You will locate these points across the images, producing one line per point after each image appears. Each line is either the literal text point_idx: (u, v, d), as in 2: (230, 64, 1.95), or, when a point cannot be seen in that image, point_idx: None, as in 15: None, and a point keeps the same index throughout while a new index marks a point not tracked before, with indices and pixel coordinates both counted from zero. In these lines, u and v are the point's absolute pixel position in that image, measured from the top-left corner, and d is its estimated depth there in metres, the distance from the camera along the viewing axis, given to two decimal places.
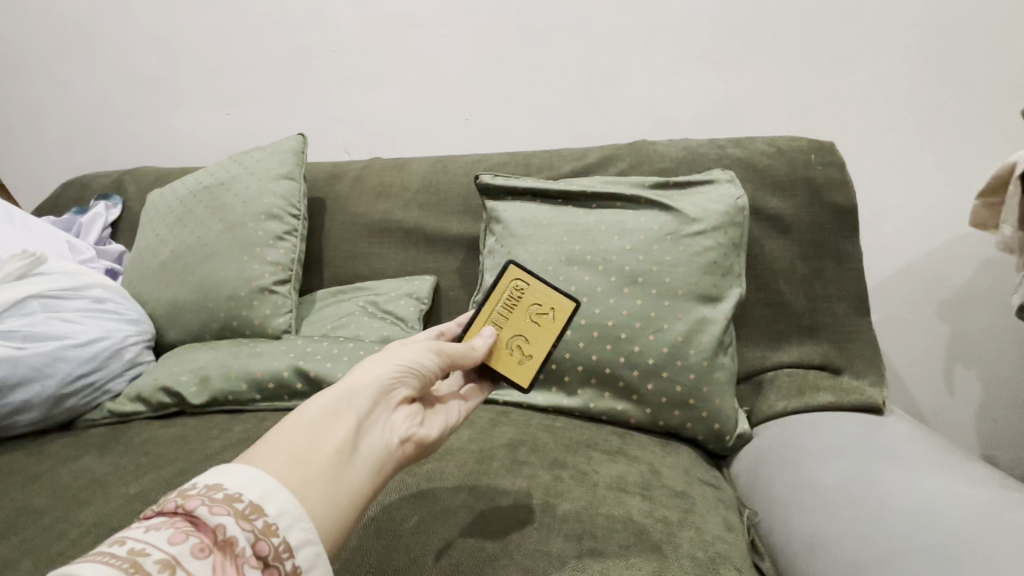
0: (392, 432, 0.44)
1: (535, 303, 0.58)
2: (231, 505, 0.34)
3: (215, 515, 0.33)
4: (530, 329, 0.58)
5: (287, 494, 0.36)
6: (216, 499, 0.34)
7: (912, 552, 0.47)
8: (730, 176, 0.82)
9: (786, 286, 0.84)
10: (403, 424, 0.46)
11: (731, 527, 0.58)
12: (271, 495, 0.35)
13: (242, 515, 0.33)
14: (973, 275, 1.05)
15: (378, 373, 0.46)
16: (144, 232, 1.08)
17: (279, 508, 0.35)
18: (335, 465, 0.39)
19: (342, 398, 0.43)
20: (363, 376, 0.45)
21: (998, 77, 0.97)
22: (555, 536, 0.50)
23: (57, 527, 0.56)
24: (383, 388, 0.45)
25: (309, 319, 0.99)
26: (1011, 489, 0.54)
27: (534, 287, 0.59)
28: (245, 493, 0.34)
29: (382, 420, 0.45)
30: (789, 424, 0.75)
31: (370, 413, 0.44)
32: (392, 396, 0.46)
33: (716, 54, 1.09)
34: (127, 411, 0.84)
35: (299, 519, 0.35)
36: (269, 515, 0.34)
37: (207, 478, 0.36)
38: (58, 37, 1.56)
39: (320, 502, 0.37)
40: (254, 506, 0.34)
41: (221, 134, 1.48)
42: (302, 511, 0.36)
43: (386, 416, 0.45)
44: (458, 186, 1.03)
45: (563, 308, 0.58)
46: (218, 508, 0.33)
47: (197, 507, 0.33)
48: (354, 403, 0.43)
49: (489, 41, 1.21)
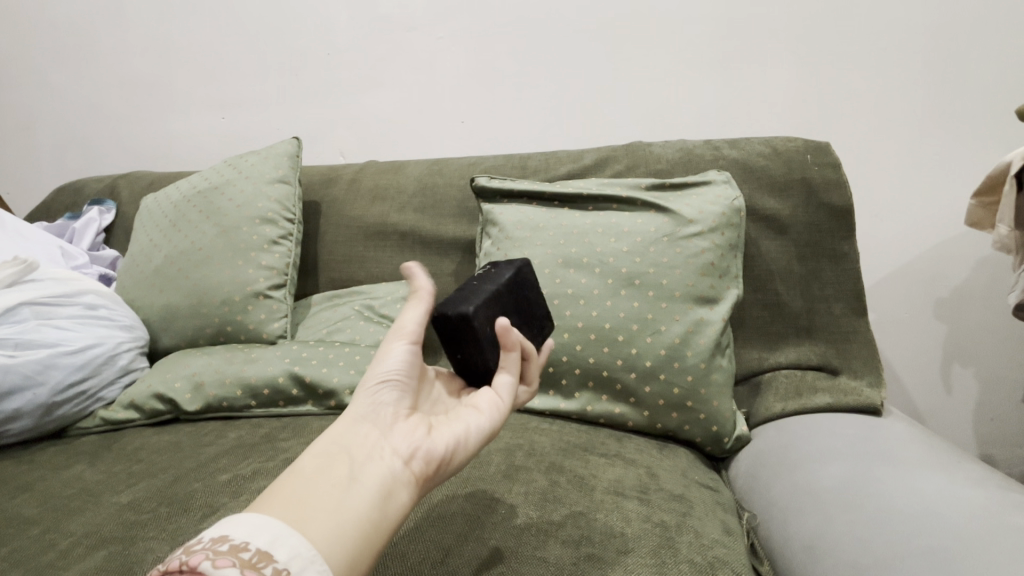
0: (392, 456, 0.43)
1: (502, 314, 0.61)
2: (236, 555, 0.33)
3: (220, 567, 0.32)
4: None
5: (296, 537, 0.36)
6: (220, 552, 0.33)
7: (911, 556, 0.47)
8: (726, 177, 0.82)
9: (783, 287, 0.84)
10: (403, 441, 0.45)
11: (729, 531, 0.58)
12: (279, 541, 0.35)
13: (248, 564, 0.33)
14: (970, 274, 1.05)
15: (363, 405, 0.47)
16: (137, 238, 1.07)
17: (289, 553, 0.34)
18: (334, 503, 0.39)
19: (330, 440, 0.44)
20: (349, 414, 0.46)
21: (991, 77, 0.97)
22: (553, 542, 0.50)
23: (47, 538, 0.55)
24: (370, 416, 0.46)
25: (304, 324, 0.99)
26: (1011, 490, 0.54)
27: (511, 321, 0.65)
28: (250, 543, 0.34)
29: (380, 446, 0.44)
30: (787, 426, 0.74)
31: (362, 442, 0.44)
32: (382, 419, 0.46)
33: (711, 55, 1.09)
34: (121, 418, 0.83)
35: (312, 562, 0.35)
36: (277, 561, 0.34)
37: (212, 532, 0.35)
38: (49, 43, 1.55)
39: (323, 540, 0.37)
40: (261, 554, 0.34)
41: (215, 139, 1.48)
42: (314, 553, 0.35)
43: (383, 438, 0.45)
44: (454, 189, 1.02)
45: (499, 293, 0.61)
46: (222, 561, 0.33)
47: (200, 562, 0.32)
48: (343, 438, 0.44)
49: (483, 42, 1.21)
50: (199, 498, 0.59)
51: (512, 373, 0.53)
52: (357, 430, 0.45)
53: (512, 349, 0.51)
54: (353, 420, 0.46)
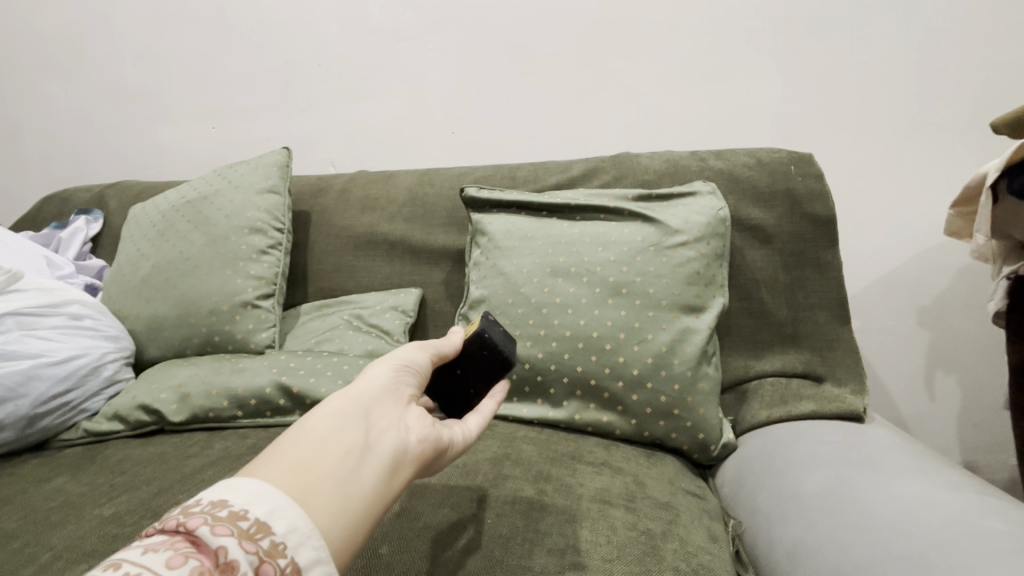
0: (406, 435, 0.43)
1: None
2: (236, 524, 0.32)
3: (218, 535, 0.31)
4: None
5: (295, 509, 0.34)
6: (220, 517, 0.32)
7: (889, 561, 0.47)
8: (711, 188, 0.84)
9: (768, 295, 0.85)
10: (415, 424, 0.44)
11: (715, 538, 0.59)
12: (279, 512, 0.34)
13: (247, 535, 0.32)
14: (950, 283, 1.07)
15: (383, 374, 0.46)
16: (123, 248, 1.06)
17: (287, 526, 0.33)
18: (343, 469, 0.38)
19: (350, 399, 0.42)
20: (368, 378, 0.45)
21: (967, 91, 1.00)
22: (538, 552, 0.50)
23: (27, 551, 0.54)
24: (390, 388, 0.45)
25: (292, 334, 0.98)
26: (988, 495, 0.55)
27: None
28: (251, 510, 0.33)
29: (396, 420, 0.43)
30: (772, 433, 0.75)
31: (379, 411, 0.43)
32: (401, 395, 0.45)
33: (698, 69, 1.11)
34: (105, 430, 0.82)
35: (309, 537, 0.34)
36: (275, 534, 0.33)
37: (211, 493, 0.34)
38: (40, 52, 1.55)
39: (324, 510, 0.36)
40: (260, 525, 0.32)
41: (204, 148, 1.47)
42: (312, 529, 0.34)
43: (399, 415, 0.44)
44: (444, 199, 1.03)
45: None
46: (221, 529, 0.31)
47: (199, 526, 0.31)
48: (364, 400, 0.42)
49: (473, 55, 1.22)
50: None
51: (482, 419, 0.52)
52: (378, 394, 0.44)
53: (496, 396, 0.54)
54: (372, 386, 0.44)
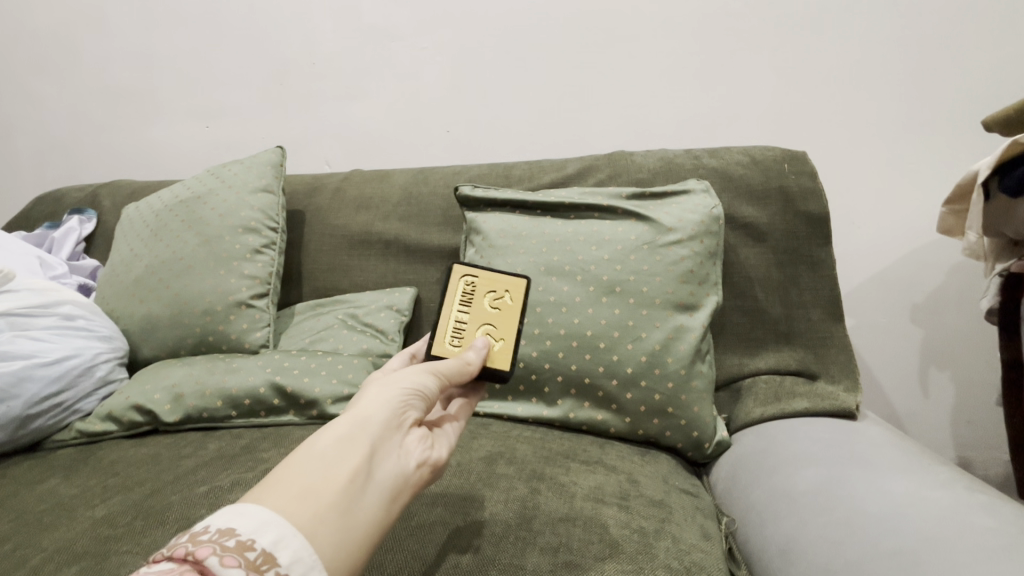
0: (407, 461, 0.42)
1: (490, 291, 0.59)
2: (243, 554, 0.30)
3: (226, 566, 0.30)
4: (493, 314, 0.58)
5: (300, 539, 0.33)
6: (228, 548, 0.30)
7: (878, 557, 0.48)
8: (705, 186, 0.84)
9: (762, 293, 0.86)
10: (415, 449, 0.43)
11: (708, 535, 0.59)
12: (284, 542, 0.32)
13: (253, 566, 0.30)
14: (944, 280, 1.07)
15: (391, 394, 0.44)
16: (117, 247, 1.06)
17: (292, 556, 0.32)
18: (348, 497, 0.36)
19: (357, 422, 0.40)
20: (376, 400, 0.43)
21: (960, 89, 1.00)
22: (530, 550, 0.50)
23: (18, 553, 0.54)
24: (398, 409, 0.43)
25: (287, 333, 0.98)
26: (977, 491, 0.55)
27: (484, 276, 0.59)
28: (258, 540, 0.31)
29: (398, 446, 0.42)
30: (766, 430, 0.75)
31: (384, 436, 0.41)
32: (406, 417, 0.44)
33: (692, 67, 1.11)
34: (97, 431, 0.82)
35: (312, 568, 0.32)
36: (281, 565, 0.31)
37: (219, 519, 0.32)
38: (32, 51, 1.54)
39: (327, 541, 0.34)
40: (266, 555, 0.31)
41: (198, 147, 1.46)
42: (315, 559, 0.33)
43: (401, 440, 0.42)
44: (439, 198, 1.03)
45: (517, 287, 0.59)
46: (229, 559, 0.30)
47: (207, 556, 0.30)
48: (370, 422, 0.41)
49: (467, 53, 1.22)
50: (176, 510, 0.58)
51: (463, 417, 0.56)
52: (385, 415, 0.42)
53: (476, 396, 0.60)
54: (380, 407, 0.42)
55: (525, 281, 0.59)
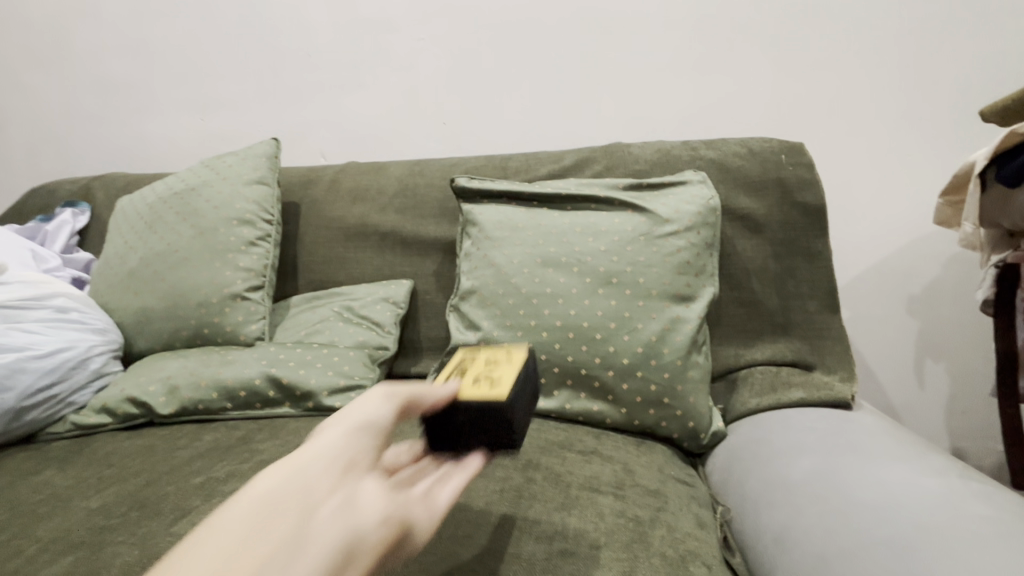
0: (357, 515, 0.33)
1: (489, 358, 0.51)
2: None
3: None
4: (490, 369, 0.48)
5: None
6: None
7: (871, 545, 0.48)
8: (702, 177, 0.84)
9: (759, 285, 0.86)
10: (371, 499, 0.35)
11: (703, 524, 0.59)
12: None
13: None
14: (940, 271, 1.07)
15: (330, 440, 0.36)
16: (110, 240, 1.05)
17: None
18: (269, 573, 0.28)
19: (285, 478, 0.33)
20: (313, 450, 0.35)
21: (958, 79, 1.00)
22: (526, 539, 0.50)
23: (13, 544, 0.54)
24: (340, 456, 0.36)
25: (283, 326, 0.98)
26: (971, 479, 0.55)
27: (483, 351, 0.53)
28: None
29: (344, 497, 0.34)
30: (761, 421, 0.75)
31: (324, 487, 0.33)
32: (354, 463, 0.36)
33: (691, 58, 1.11)
34: (92, 423, 0.81)
35: None
36: None
37: None
38: (24, 42, 1.53)
39: None
40: None
41: (192, 139, 1.45)
42: None
43: (349, 492, 0.34)
44: (435, 190, 1.03)
45: (518, 350, 0.51)
46: None
47: None
48: (301, 477, 0.33)
49: (464, 43, 1.21)
50: (171, 501, 0.58)
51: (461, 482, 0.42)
52: (322, 464, 0.34)
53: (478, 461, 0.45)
54: (316, 457, 0.35)
55: (530, 352, 0.52)
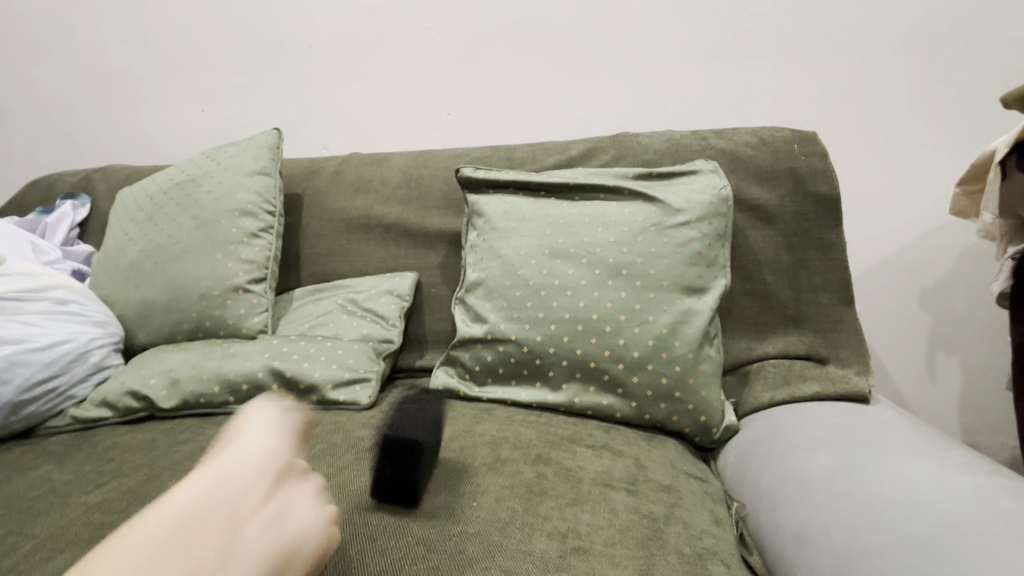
0: (279, 521, 0.37)
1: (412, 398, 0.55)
2: None
3: None
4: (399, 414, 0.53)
5: None
6: None
7: (896, 543, 0.46)
8: (713, 166, 0.82)
9: (771, 277, 0.84)
10: (295, 510, 0.38)
11: (718, 521, 0.58)
12: None
13: None
14: (955, 264, 1.05)
15: (244, 455, 0.39)
16: (111, 232, 1.04)
17: None
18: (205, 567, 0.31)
19: (206, 489, 0.36)
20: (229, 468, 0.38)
21: (974, 67, 0.98)
22: (538, 536, 0.48)
23: (10, 540, 0.52)
24: (256, 473, 0.38)
25: (286, 319, 0.96)
26: (997, 475, 0.53)
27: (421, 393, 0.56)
28: None
29: (266, 508, 0.37)
30: (776, 415, 0.73)
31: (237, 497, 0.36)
32: (274, 476, 0.39)
33: (700, 47, 1.08)
34: (93, 416, 0.80)
35: None
36: None
37: None
38: (23, 32, 1.51)
39: None
40: None
41: (192, 131, 1.43)
42: None
43: (271, 503, 0.38)
44: (440, 181, 1.01)
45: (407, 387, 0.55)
46: None
47: None
48: (228, 484, 0.37)
49: (468, 33, 1.19)
50: None
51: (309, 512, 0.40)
52: (244, 478, 0.38)
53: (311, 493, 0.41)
54: (231, 472, 0.38)
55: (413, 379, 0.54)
